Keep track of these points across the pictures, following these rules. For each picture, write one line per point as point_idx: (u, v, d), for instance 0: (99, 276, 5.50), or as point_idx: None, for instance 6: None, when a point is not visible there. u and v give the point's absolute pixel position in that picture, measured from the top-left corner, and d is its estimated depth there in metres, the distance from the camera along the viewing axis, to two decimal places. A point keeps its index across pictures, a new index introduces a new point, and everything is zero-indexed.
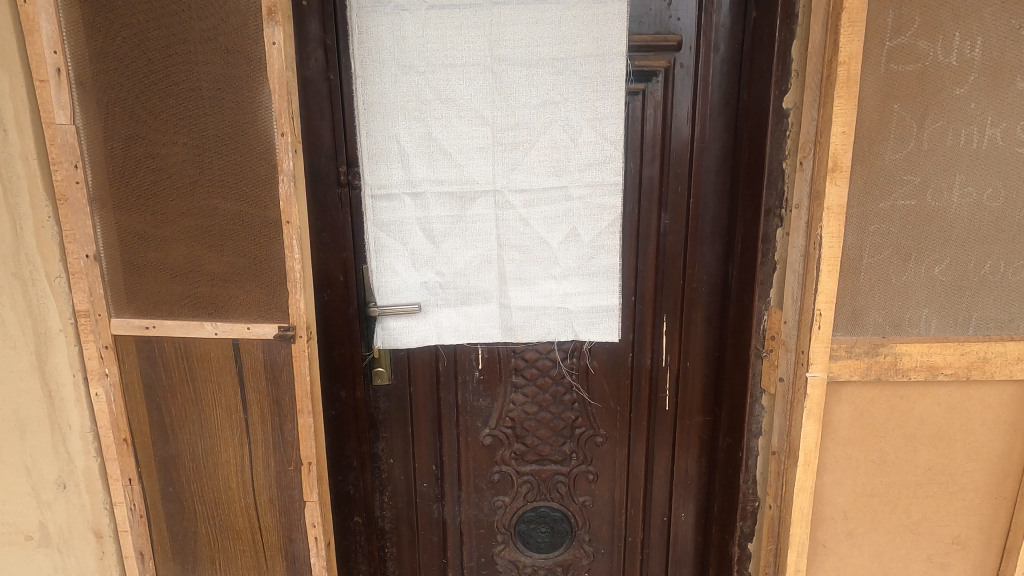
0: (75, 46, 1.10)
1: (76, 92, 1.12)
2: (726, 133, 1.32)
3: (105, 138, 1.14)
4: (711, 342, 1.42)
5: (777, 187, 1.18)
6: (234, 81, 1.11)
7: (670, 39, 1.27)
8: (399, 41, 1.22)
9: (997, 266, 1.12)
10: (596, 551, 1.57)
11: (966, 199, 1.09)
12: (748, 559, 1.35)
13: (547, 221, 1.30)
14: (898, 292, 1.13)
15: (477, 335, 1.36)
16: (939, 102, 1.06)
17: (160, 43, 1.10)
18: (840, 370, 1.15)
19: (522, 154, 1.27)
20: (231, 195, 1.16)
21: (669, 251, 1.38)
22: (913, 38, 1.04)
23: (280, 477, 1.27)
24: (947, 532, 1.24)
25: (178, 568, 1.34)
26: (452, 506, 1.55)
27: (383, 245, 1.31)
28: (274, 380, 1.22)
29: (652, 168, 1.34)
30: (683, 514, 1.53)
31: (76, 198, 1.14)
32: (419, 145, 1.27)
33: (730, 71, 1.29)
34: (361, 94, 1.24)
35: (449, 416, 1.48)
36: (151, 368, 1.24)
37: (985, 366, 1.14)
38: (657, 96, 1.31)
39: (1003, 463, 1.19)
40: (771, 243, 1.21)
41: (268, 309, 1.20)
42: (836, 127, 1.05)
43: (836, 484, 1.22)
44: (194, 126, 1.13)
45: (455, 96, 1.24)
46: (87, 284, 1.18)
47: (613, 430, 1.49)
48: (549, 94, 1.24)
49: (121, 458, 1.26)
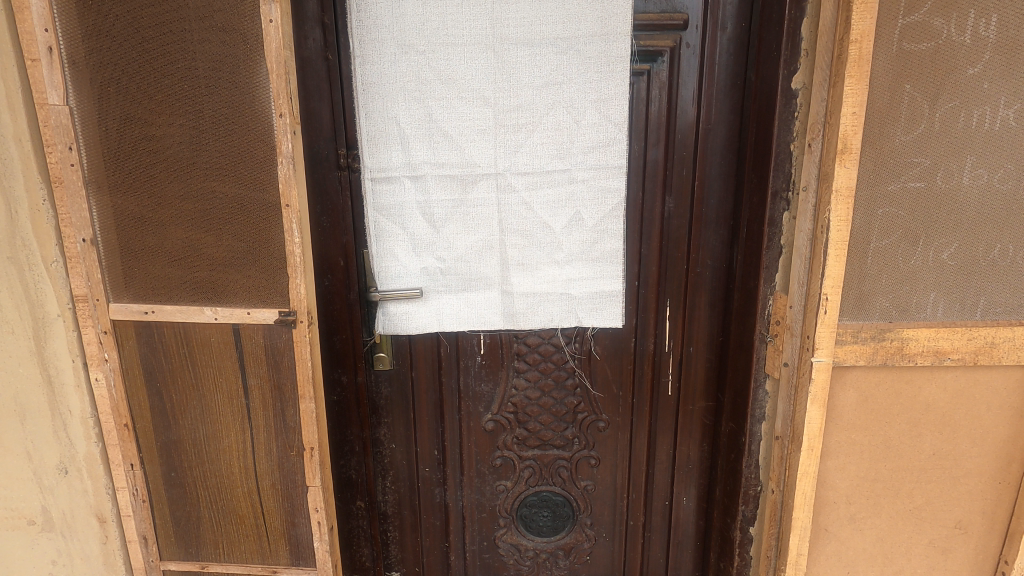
0: (67, 23, 1.07)
1: (68, 71, 1.09)
2: (732, 114, 1.29)
3: (100, 120, 1.12)
4: (715, 328, 1.41)
5: (784, 169, 1.17)
6: (230, 61, 1.09)
7: (676, 18, 1.24)
8: (399, 17, 1.19)
9: (1006, 250, 1.10)
10: (598, 534, 1.57)
11: (978, 181, 1.07)
12: (749, 542, 1.36)
13: (551, 205, 1.28)
14: (905, 276, 1.12)
15: (479, 321, 1.35)
16: (951, 83, 1.04)
17: (154, 21, 1.08)
18: (846, 355, 1.14)
19: (524, 136, 1.25)
20: (228, 177, 1.14)
21: (673, 235, 1.36)
22: (928, 16, 1.01)
23: (283, 463, 1.27)
24: (949, 517, 1.24)
25: (182, 551, 1.34)
26: (454, 490, 1.55)
27: (384, 230, 1.30)
28: (276, 365, 1.22)
29: (656, 150, 1.32)
30: (684, 498, 1.54)
31: (71, 181, 1.12)
32: (420, 127, 1.24)
33: (737, 49, 1.26)
34: (359, 74, 1.22)
35: (450, 401, 1.48)
36: (151, 354, 1.23)
37: (992, 351, 1.13)
38: (662, 77, 1.29)
39: (1008, 448, 1.19)
40: (777, 226, 1.20)
41: (268, 293, 1.19)
42: (848, 108, 1.03)
43: (839, 468, 1.22)
44: (191, 107, 1.11)
45: (456, 76, 1.22)
46: (84, 269, 1.16)
47: (615, 414, 1.49)
48: (552, 74, 1.21)
49: (123, 443, 1.26)
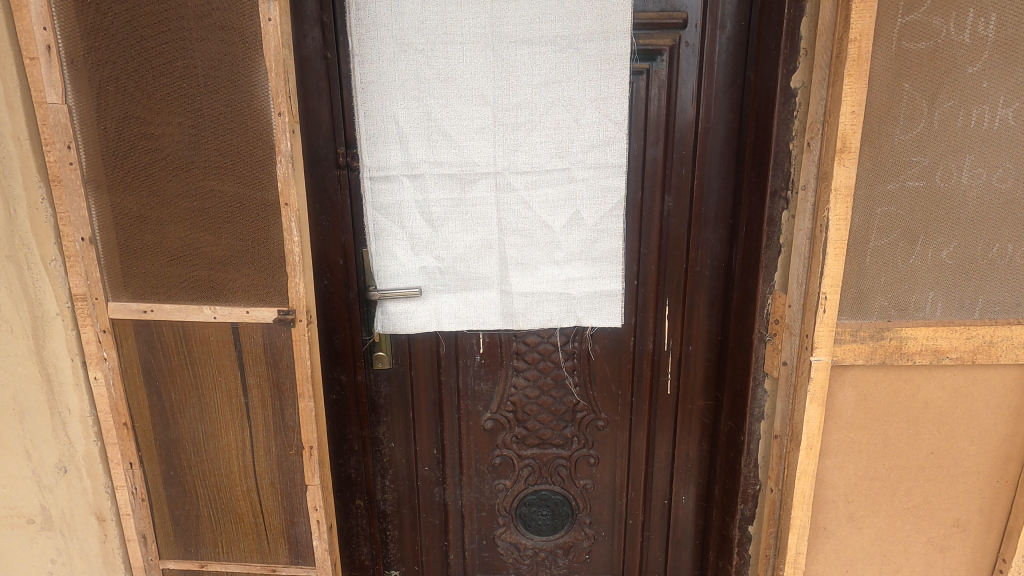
0: (65, 21, 1.07)
1: (66, 70, 1.09)
2: (731, 113, 1.29)
3: (98, 118, 1.12)
4: (714, 327, 1.41)
5: (783, 168, 1.17)
6: (229, 60, 1.09)
7: (675, 17, 1.24)
8: (398, 16, 1.19)
9: (1005, 250, 1.10)
10: (596, 533, 1.58)
11: (976, 180, 1.07)
12: (748, 541, 1.36)
13: (550, 204, 1.28)
14: (903, 275, 1.12)
15: (478, 320, 1.35)
16: (950, 82, 1.04)
17: (153, 20, 1.07)
18: (845, 354, 1.14)
19: (524, 135, 1.25)
20: (227, 175, 1.14)
21: (672, 234, 1.36)
22: (927, 15, 1.01)
23: (282, 462, 1.27)
24: (948, 515, 1.24)
25: (181, 550, 1.34)
26: (453, 489, 1.55)
27: (383, 229, 1.30)
28: (275, 364, 1.22)
29: (656, 149, 1.32)
30: (683, 497, 1.54)
31: (69, 179, 1.12)
32: (419, 126, 1.24)
33: (737, 48, 1.26)
34: (358, 73, 1.22)
35: (449, 399, 1.48)
36: (150, 352, 1.23)
37: (990, 350, 1.14)
38: (661, 76, 1.29)
39: (1006, 447, 1.19)
40: (776, 225, 1.20)
41: (267, 292, 1.19)
42: (847, 106, 1.03)
43: (838, 467, 1.22)
44: (190, 105, 1.11)
45: (456, 75, 1.22)
46: (82, 268, 1.16)
47: (614, 413, 1.49)
48: (551, 73, 1.21)
49: (122, 442, 1.26)
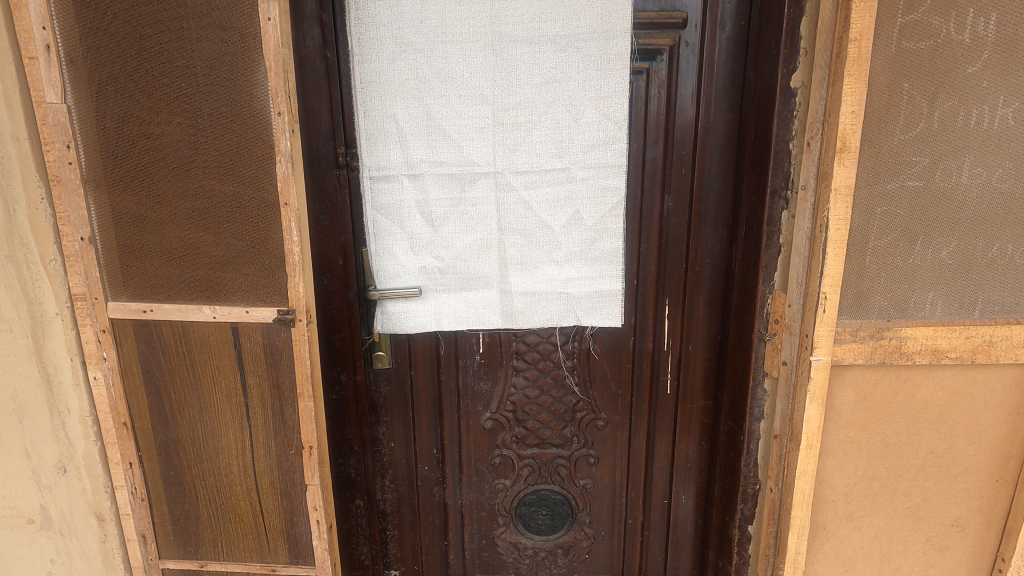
0: (65, 20, 1.07)
1: (65, 69, 1.09)
2: (731, 112, 1.29)
3: (98, 118, 1.12)
4: (714, 326, 1.41)
5: (783, 168, 1.17)
6: (229, 59, 1.09)
7: (675, 16, 1.24)
8: (398, 15, 1.19)
9: (1005, 249, 1.10)
10: (596, 533, 1.58)
11: (976, 180, 1.07)
12: (747, 541, 1.36)
13: (549, 203, 1.28)
14: (902, 274, 1.12)
15: (478, 320, 1.35)
16: (950, 82, 1.04)
17: (153, 19, 1.07)
18: (844, 354, 1.14)
19: (523, 134, 1.25)
20: (227, 175, 1.14)
21: (672, 234, 1.36)
22: (927, 14, 1.01)
23: (282, 462, 1.27)
24: (947, 515, 1.24)
25: (181, 550, 1.34)
26: (453, 488, 1.55)
27: (382, 229, 1.30)
28: (275, 364, 1.22)
29: (655, 149, 1.32)
30: (683, 496, 1.54)
31: (68, 179, 1.12)
32: (418, 125, 1.24)
33: (737, 48, 1.26)
34: (357, 73, 1.22)
35: (449, 399, 1.48)
36: (150, 352, 1.23)
37: (990, 349, 1.14)
38: (661, 75, 1.29)
39: (1006, 446, 1.20)
40: (775, 225, 1.20)
41: (267, 292, 1.19)
42: (847, 106, 1.03)
43: (838, 467, 1.22)
44: (190, 105, 1.11)
45: (455, 74, 1.21)
46: (82, 267, 1.16)
47: (614, 413, 1.49)
48: (551, 73, 1.21)
49: (122, 442, 1.26)
